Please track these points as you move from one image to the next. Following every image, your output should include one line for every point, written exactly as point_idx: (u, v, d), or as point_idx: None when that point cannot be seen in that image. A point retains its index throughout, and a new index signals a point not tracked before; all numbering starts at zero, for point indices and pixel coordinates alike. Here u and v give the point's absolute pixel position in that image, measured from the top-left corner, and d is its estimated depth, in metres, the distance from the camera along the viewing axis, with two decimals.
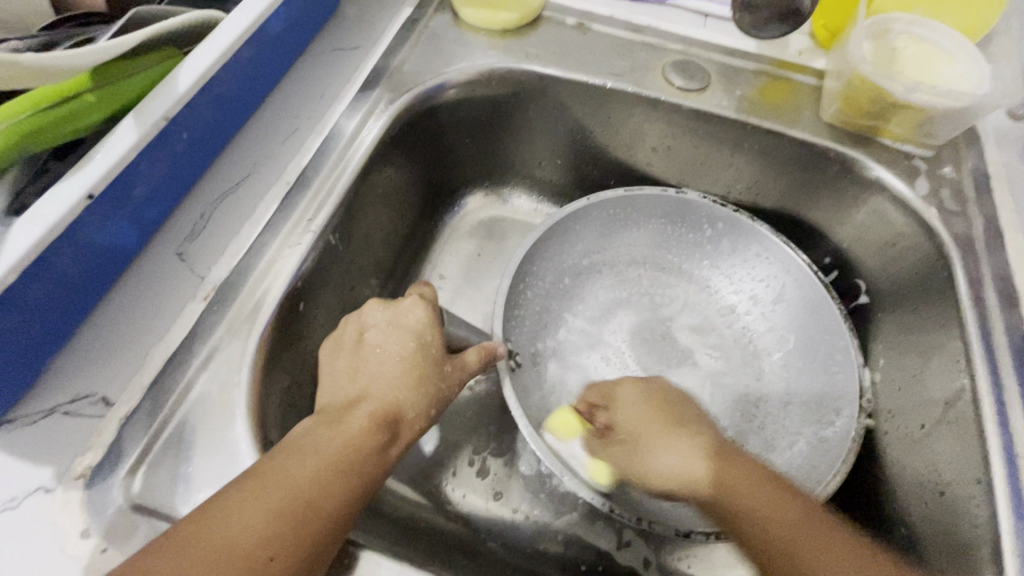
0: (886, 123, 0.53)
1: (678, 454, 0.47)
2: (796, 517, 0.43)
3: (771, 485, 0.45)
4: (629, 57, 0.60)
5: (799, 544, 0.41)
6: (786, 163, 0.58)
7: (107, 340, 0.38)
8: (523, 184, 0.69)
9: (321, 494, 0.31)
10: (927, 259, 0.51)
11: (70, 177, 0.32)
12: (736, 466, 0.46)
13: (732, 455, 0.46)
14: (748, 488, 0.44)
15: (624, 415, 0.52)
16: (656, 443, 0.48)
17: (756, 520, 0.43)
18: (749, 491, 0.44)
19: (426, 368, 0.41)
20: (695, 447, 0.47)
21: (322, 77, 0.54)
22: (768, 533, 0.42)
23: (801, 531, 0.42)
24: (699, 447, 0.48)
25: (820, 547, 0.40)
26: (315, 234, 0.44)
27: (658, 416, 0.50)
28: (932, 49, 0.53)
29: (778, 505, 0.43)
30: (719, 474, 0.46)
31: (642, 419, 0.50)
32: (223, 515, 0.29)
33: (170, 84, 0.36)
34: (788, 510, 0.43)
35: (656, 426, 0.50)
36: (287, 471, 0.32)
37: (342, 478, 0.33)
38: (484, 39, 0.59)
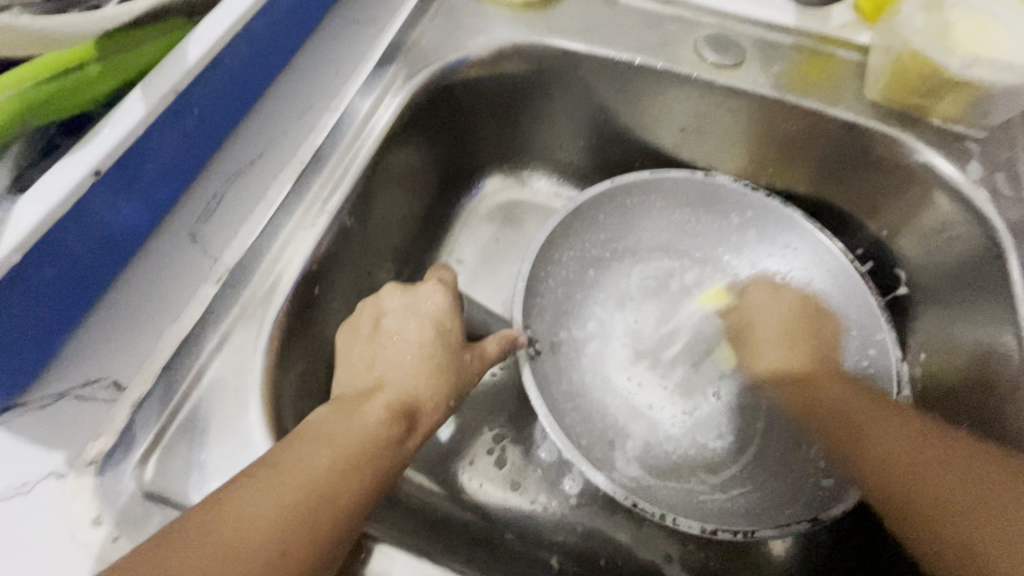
0: (937, 102, 0.49)
1: (775, 321, 0.51)
2: (902, 429, 0.42)
3: (892, 410, 0.44)
4: (658, 30, 0.56)
5: (893, 458, 0.41)
6: (824, 145, 0.54)
7: (119, 322, 0.36)
8: (544, 166, 0.66)
9: (334, 485, 0.30)
10: (978, 249, 0.47)
11: (76, 151, 0.30)
12: (829, 381, 0.48)
13: (841, 378, 0.47)
14: (865, 415, 0.44)
15: (755, 305, 0.53)
16: (769, 343, 0.51)
17: (880, 425, 0.43)
18: (845, 403, 0.46)
19: (444, 357, 0.39)
20: (780, 324, 0.51)
21: (338, 52, 0.52)
22: (901, 457, 0.41)
23: (885, 454, 0.42)
24: (796, 342, 0.50)
25: (921, 468, 0.40)
26: (330, 215, 0.43)
27: (790, 320, 0.51)
28: (989, 20, 0.49)
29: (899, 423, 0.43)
30: (816, 366, 0.49)
31: (769, 316, 0.52)
32: (233, 504, 0.28)
33: (179, 57, 0.34)
34: (887, 428, 0.43)
35: (790, 334, 0.51)
36: (302, 460, 0.30)
37: (357, 469, 0.31)
38: (505, 12, 0.56)
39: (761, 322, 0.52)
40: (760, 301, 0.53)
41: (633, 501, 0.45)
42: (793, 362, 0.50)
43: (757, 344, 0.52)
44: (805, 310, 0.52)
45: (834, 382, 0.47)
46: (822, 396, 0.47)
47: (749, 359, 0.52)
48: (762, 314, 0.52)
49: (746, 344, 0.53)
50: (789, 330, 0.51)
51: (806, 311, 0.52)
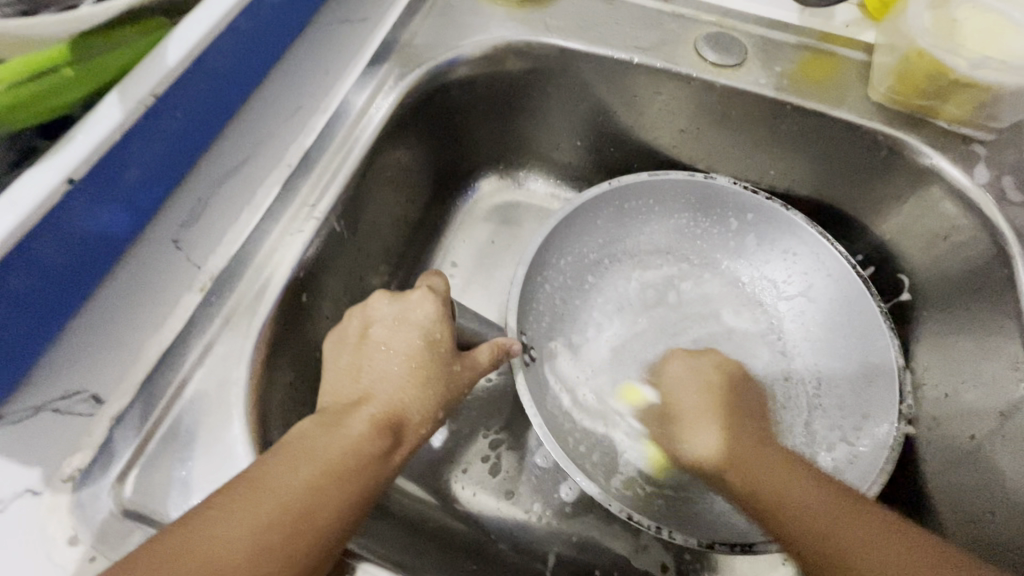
0: (943, 104, 0.48)
1: (686, 392, 0.49)
2: (806, 494, 0.39)
3: (791, 467, 0.41)
4: (657, 29, 0.55)
5: (787, 502, 0.39)
6: (827, 147, 0.53)
7: (99, 333, 0.35)
8: (540, 167, 0.65)
9: (314, 505, 0.29)
10: (983, 256, 0.46)
11: (49, 159, 0.29)
12: (755, 455, 0.42)
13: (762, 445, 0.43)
14: (743, 460, 0.42)
15: (670, 387, 0.50)
16: (698, 422, 0.46)
17: (791, 491, 0.39)
18: (760, 462, 0.42)
19: (434, 367, 0.38)
20: (699, 400, 0.47)
21: (328, 51, 0.50)
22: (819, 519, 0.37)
23: (801, 514, 0.38)
24: (727, 424, 0.45)
25: (830, 527, 0.37)
26: (318, 221, 0.41)
27: (705, 393, 0.48)
28: (999, 20, 0.47)
29: (795, 483, 0.40)
30: (688, 393, 0.49)
31: (687, 389, 0.49)
32: (207, 526, 0.27)
33: (157, 58, 0.33)
34: (799, 491, 0.39)
35: (708, 393, 0.48)
36: (281, 478, 0.29)
37: (338, 488, 0.30)
38: (501, 9, 0.55)
39: (697, 410, 0.47)
40: (674, 368, 0.51)
41: (628, 513, 0.44)
42: (698, 387, 0.49)
43: (674, 385, 0.50)
44: (716, 390, 0.48)
45: (761, 454, 0.42)
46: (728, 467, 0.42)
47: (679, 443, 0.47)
48: (679, 383, 0.50)
49: (679, 424, 0.47)
50: (704, 389, 0.48)
51: (728, 406, 0.47)
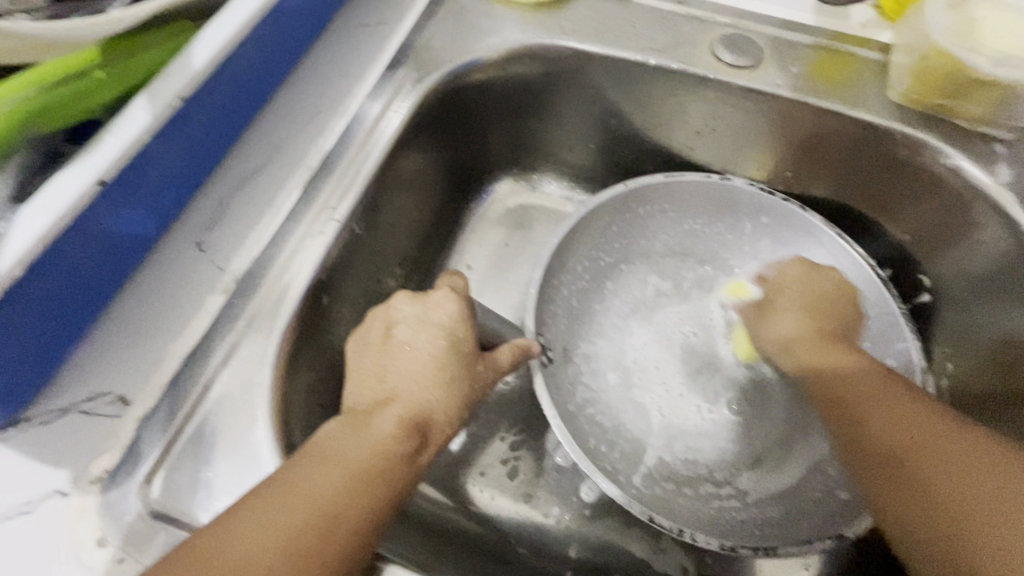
0: (963, 102, 0.48)
1: (798, 326, 0.50)
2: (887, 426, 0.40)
3: (910, 393, 0.42)
4: (673, 31, 0.55)
5: (897, 440, 0.39)
6: (845, 146, 0.53)
7: (124, 335, 0.36)
8: (554, 169, 0.65)
9: (345, 504, 0.29)
10: (1007, 255, 0.46)
11: (79, 161, 0.29)
12: (828, 355, 0.47)
13: (879, 377, 0.43)
14: (862, 386, 0.43)
15: (783, 320, 0.51)
16: (783, 309, 0.51)
17: (875, 399, 0.42)
18: (848, 374, 0.44)
19: (457, 368, 0.38)
20: (812, 337, 0.48)
21: (346, 54, 0.51)
22: (897, 440, 0.39)
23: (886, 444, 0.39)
24: (836, 352, 0.47)
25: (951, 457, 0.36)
26: (340, 223, 0.42)
27: (817, 312, 0.50)
28: (1021, 20, 0.47)
29: (901, 408, 0.41)
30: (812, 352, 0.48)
31: (804, 342, 0.49)
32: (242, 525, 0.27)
33: (185, 62, 0.33)
34: (899, 410, 0.40)
35: (813, 311, 0.50)
36: (313, 479, 0.29)
37: (368, 487, 0.30)
38: (517, 13, 0.55)
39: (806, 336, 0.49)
40: (780, 318, 0.51)
41: (650, 515, 0.44)
42: (808, 322, 0.50)
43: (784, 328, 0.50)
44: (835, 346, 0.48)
45: (878, 383, 0.43)
46: (862, 421, 0.41)
47: (761, 329, 0.52)
48: (787, 333, 0.50)
49: (767, 311, 0.53)
50: (811, 313, 0.50)
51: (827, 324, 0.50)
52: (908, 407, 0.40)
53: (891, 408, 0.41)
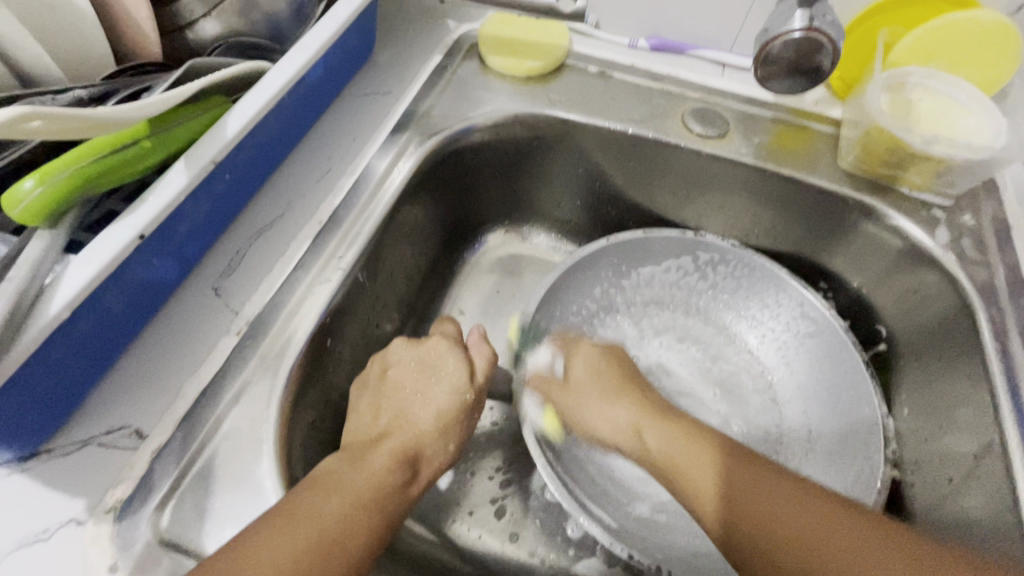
0: (904, 172, 0.54)
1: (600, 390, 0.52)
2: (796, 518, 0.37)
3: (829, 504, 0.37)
4: (649, 104, 0.62)
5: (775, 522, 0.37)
6: (803, 209, 0.59)
7: (140, 374, 0.38)
8: (542, 223, 0.70)
9: (346, 531, 0.31)
10: (949, 308, 0.51)
11: (125, 218, 0.33)
12: (758, 489, 0.39)
13: (769, 480, 0.40)
14: (747, 500, 0.39)
15: (579, 369, 0.55)
16: (588, 399, 0.52)
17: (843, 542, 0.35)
18: (769, 501, 0.38)
19: (448, 404, 0.41)
20: (600, 386, 0.53)
21: (354, 118, 0.56)
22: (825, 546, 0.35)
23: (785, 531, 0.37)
24: (765, 478, 0.40)
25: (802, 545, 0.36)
26: (345, 271, 0.46)
27: (600, 377, 0.54)
28: (949, 102, 0.54)
29: (819, 521, 0.36)
30: (738, 475, 0.41)
31: (587, 379, 0.54)
32: (252, 552, 0.29)
33: (218, 131, 0.38)
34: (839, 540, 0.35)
35: (609, 391, 0.52)
36: (318, 506, 0.32)
37: (366, 516, 0.33)
38: (509, 86, 0.62)
39: (591, 391, 0.52)
40: (578, 358, 0.56)
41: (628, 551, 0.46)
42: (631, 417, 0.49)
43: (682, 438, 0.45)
44: (729, 453, 0.43)
45: (763, 480, 0.40)
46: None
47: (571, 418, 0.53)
48: (577, 377, 0.54)
49: (568, 403, 0.53)
50: (609, 367, 0.55)
51: (625, 372, 0.55)
52: (818, 511, 0.37)
53: (804, 521, 0.37)
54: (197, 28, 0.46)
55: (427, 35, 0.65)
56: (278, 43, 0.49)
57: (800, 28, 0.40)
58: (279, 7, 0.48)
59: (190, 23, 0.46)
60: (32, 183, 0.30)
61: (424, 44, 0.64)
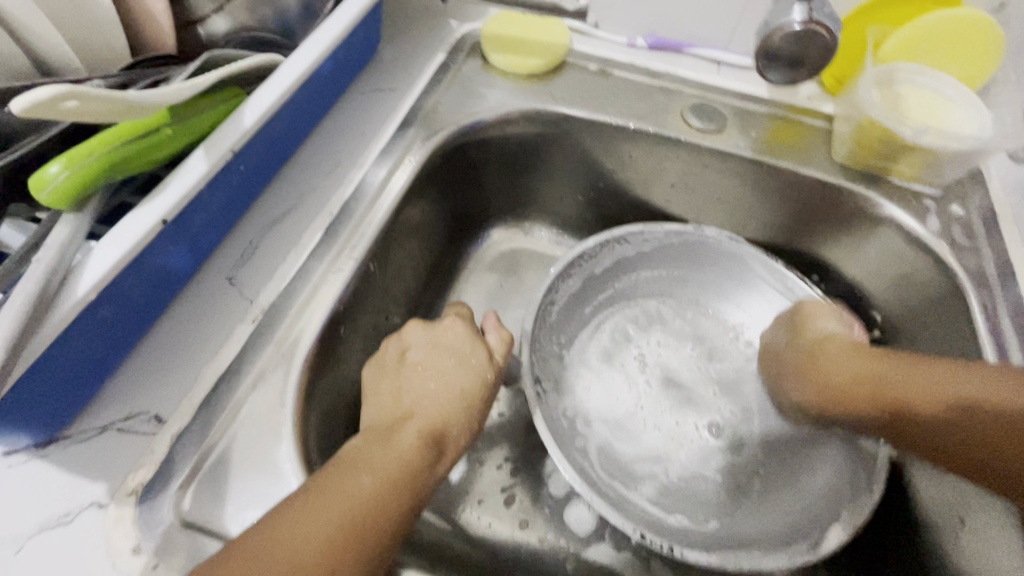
0: (895, 164, 0.56)
1: (829, 341, 0.51)
2: (853, 365, 0.48)
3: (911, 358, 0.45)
4: (648, 100, 0.63)
5: (922, 391, 0.43)
6: (797, 203, 0.61)
7: (158, 361, 0.39)
8: (544, 219, 0.72)
9: (380, 504, 0.32)
10: (942, 292, 0.53)
11: (146, 203, 0.34)
12: (849, 367, 0.48)
13: (885, 356, 0.47)
14: (869, 373, 0.46)
15: (791, 347, 0.54)
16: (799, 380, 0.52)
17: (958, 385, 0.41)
18: (910, 387, 0.43)
19: (470, 382, 0.42)
20: (836, 346, 0.50)
21: (361, 114, 0.57)
22: (971, 399, 0.41)
23: (973, 401, 0.41)
24: (856, 357, 0.48)
25: (944, 381, 0.42)
26: (357, 261, 0.46)
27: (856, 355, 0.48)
28: (936, 97, 0.56)
29: (945, 375, 0.42)
30: (850, 360, 0.48)
31: (830, 350, 0.50)
32: (291, 527, 0.29)
33: (236, 121, 0.39)
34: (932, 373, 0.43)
35: (806, 369, 0.51)
36: (351, 480, 0.33)
37: (398, 490, 0.34)
38: (512, 83, 0.63)
39: (823, 351, 0.50)
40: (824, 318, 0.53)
41: (642, 533, 0.46)
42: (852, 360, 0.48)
43: (809, 325, 0.53)
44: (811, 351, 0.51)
45: (879, 362, 0.46)
46: (875, 392, 0.46)
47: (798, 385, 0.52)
48: (811, 336, 0.52)
49: (824, 376, 0.49)
50: (826, 358, 0.50)
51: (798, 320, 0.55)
52: (891, 367, 0.46)
53: (916, 374, 0.44)
54: (207, 24, 0.48)
55: (430, 34, 0.66)
56: (287, 39, 0.50)
57: (800, 23, 0.42)
58: (287, 4, 0.49)
59: (199, 20, 0.47)
60: (59, 167, 0.31)
61: (428, 43, 0.65)
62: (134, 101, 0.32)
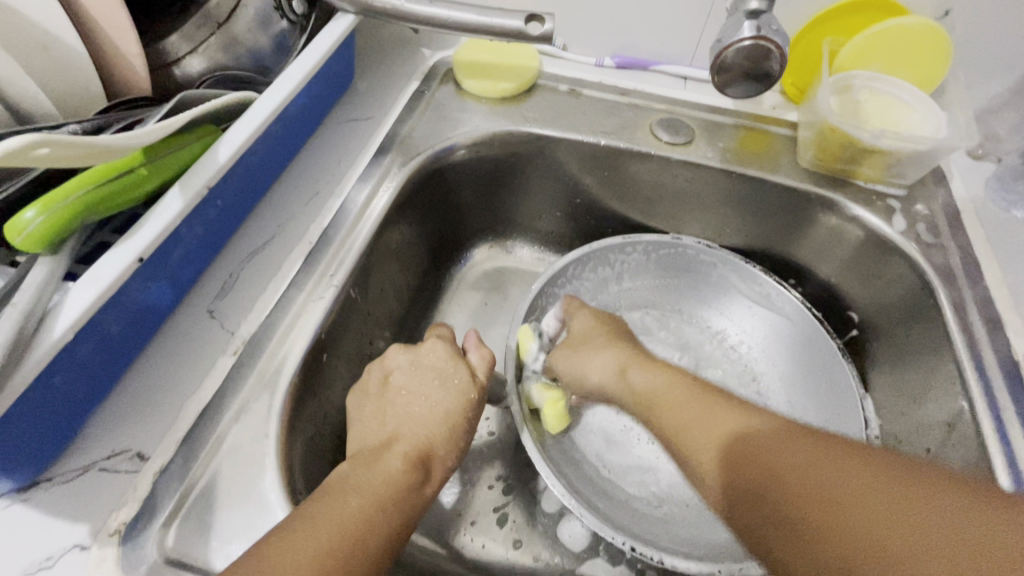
0: (859, 166, 0.58)
1: (678, 418, 0.44)
2: (775, 439, 0.38)
3: (837, 445, 0.36)
4: (618, 116, 0.65)
5: (864, 510, 0.31)
6: (769, 208, 0.62)
7: (140, 398, 0.39)
8: (525, 236, 0.73)
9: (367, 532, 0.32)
10: (912, 288, 0.54)
11: (123, 242, 0.35)
12: (800, 465, 0.35)
13: (787, 436, 0.38)
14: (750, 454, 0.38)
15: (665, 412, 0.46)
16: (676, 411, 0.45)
17: (852, 476, 0.33)
18: (783, 461, 0.36)
19: (454, 401, 0.43)
20: (673, 393, 0.47)
21: (338, 144, 0.58)
22: (855, 496, 0.32)
23: (851, 484, 0.33)
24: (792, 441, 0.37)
25: (878, 509, 0.31)
26: (336, 288, 0.47)
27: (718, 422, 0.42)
28: (892, 101, 0.58)
29: (855, 469, 0.33)
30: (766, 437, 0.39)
31: (663, 395, 0.48)
32: (278, 554, 0.29)
33: (210, 159, 0.40)
34: (845, 467, 0.34)
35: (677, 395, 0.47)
36: (339, 506, 0.33)
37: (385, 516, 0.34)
38: (485, 106, 0.65)
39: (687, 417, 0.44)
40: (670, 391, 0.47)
41: (631, 544, 0.46)
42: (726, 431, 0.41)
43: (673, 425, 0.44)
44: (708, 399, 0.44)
45: (785, 447, 0.37)
46: (809, 484, 0.34)
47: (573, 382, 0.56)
48: (662, 404, 0.47)
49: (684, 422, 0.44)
50: (709, 413, 0.43)
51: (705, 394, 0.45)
52: (810, 447, 0.36)
53: (854, 472, 0.33)
54: (183, 64, 0.49)
55: (403, 63, 0.68)
56: (261, 75, 0.52)
57: (750, 37, 0.44)
58: (261, 42, 0.50)
59: (176, 60, 0.49)
60: (34, 213, 0.31)
61: (402, 72, 0.67)
62: (110, 146, 0.33)
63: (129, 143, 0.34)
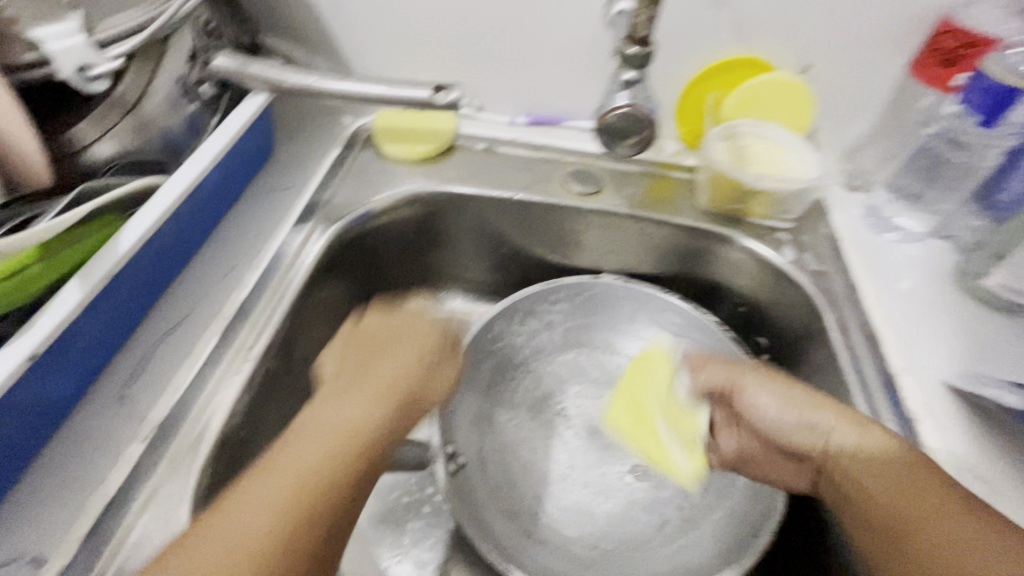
0: (749, 205, 0.63)
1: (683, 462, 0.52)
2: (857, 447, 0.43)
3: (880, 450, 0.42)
4: (532, 171, 0.69)
5: (903, 514, 0.39)
6: (676, 246, 0.67)
7: (38, 499, 0.38)
8: (457, 287, 0.75)
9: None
10: (805, 313, 0.59)
11: (15, 341, 0.35)
12: (876, 477, 0.41)
13: (869, 443, 0.42)
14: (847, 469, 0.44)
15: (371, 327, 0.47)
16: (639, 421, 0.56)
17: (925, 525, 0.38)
18: (873, 472, 0.42)
19: (361, 416, 0.39)
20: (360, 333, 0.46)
21: (258, 214, 0.59)
22: (901, 515, 0.40)
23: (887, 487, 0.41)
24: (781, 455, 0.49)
25: (943, 538, 0.38)
26: (255, 360, 0.47)
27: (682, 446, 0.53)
28: (773, 144, 0.65)
29: (907, 483, 0.40)
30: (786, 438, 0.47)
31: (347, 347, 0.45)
32: None
33: (112, 248, 0.41)
34: (898, 477, 0.40)
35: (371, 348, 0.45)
36: (247, 551, 0.32)
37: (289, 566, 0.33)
38: (406, 169, 0.68)
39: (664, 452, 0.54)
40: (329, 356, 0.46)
41: None
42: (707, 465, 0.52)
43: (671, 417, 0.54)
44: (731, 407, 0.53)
45: (878, 465, 0.42)
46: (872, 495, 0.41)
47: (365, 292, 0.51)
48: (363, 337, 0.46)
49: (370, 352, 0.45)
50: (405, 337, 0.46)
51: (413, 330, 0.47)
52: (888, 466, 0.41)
53: (892, 483, 0.40)
54: (90, 152, 0.47)
55: (324, 131, 0.70)
56: (173, 156, 0.53)
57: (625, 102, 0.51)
58: (171, 124, 0.52)
59: (83, 148, 0.47)
60: None
61: (323, 139, 0.69)
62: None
63: (16, 245, 0.35)
